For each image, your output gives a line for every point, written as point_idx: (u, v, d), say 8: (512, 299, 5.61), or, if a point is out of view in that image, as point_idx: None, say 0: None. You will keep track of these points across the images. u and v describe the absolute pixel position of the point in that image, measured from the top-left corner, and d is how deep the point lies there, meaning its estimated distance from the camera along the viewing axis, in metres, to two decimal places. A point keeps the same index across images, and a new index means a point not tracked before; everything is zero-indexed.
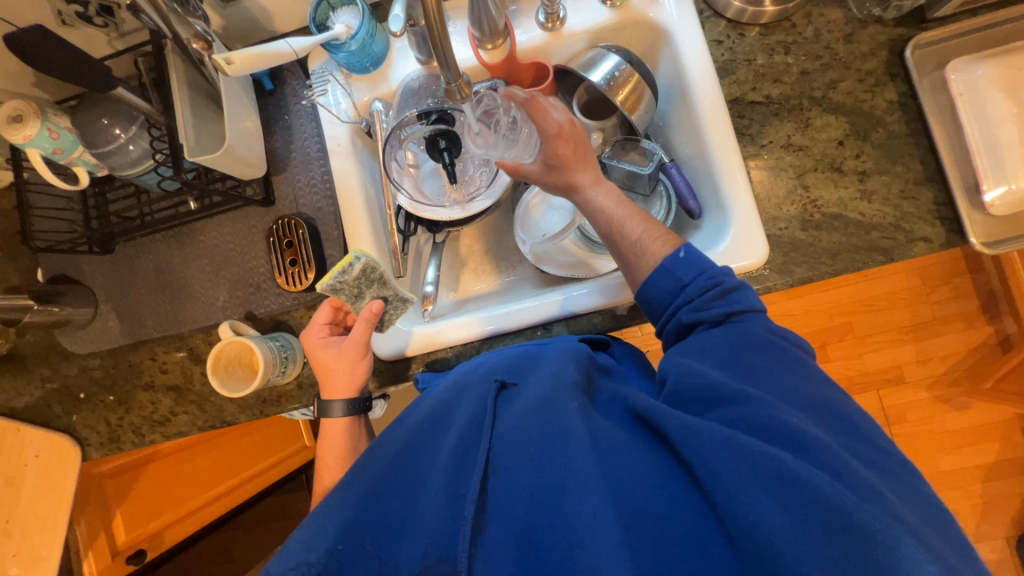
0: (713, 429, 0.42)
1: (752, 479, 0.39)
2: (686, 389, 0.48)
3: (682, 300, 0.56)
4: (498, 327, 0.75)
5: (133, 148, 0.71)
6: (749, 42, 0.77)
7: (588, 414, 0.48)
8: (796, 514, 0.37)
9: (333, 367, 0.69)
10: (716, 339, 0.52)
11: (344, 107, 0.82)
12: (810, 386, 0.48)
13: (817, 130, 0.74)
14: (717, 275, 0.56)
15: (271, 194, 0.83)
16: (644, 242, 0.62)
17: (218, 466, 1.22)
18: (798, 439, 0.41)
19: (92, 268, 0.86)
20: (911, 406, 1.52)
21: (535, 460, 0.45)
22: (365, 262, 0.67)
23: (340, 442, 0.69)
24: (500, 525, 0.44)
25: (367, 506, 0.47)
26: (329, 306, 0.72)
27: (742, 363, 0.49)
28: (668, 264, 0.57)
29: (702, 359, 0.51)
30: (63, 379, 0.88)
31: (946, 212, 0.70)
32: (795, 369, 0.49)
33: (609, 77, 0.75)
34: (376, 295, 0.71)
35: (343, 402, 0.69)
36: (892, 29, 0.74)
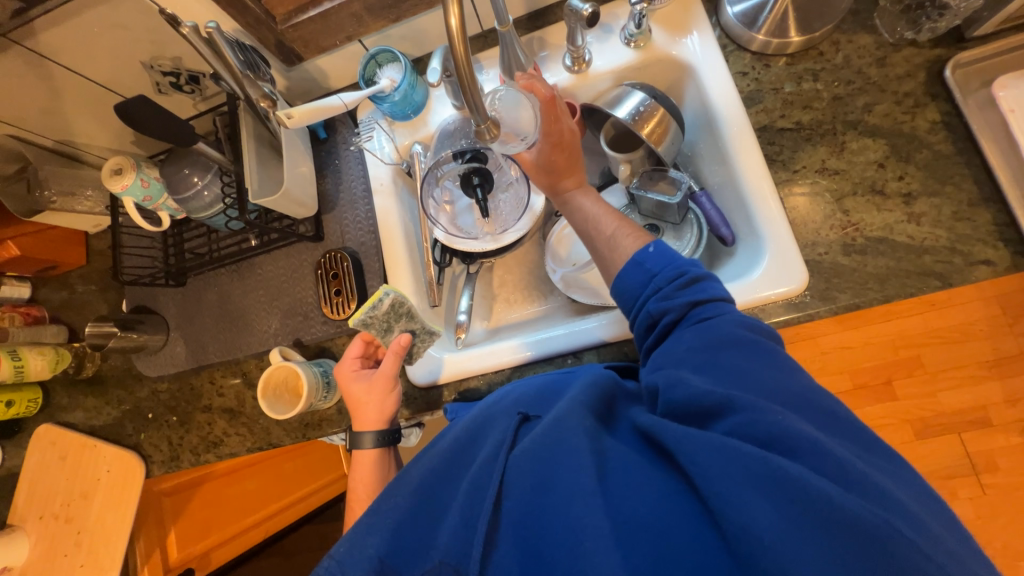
0: (706, 436, 0.41)
1: (750, 486, 0.38)
2: (676, 400, 0.46)
3: (651, 291, 0.56)
4: (527, 355, 0.76)
5: (207, 193, 0.81)
6: (775, 72, 0.77)
7: (597, 434, 0.48)
8: (791, 518, 0.36)
9: (364, 400, 0.72)
10: (688, 337, 0.51)
11: (388, 150, 0.90)
12: (789, 378, 0.46)
13: (853, 153, 0.72)
14: (682, 266, 0.56)
15: (321, 231, 0.90)
16: (617, 237, 0.64)
17: (264, 488, 1.27)
18: (804, 447, 0.39)
19: (166, 300, 0.96)
20: (1002, 453, 1.35)
21: (539, 478, 0.45)
22: (393, 297, 0.71)
23: (370, 472, 0.70)
24: (512, 543, 0.44)
25: (392, 542, 0.47)
26: (360, 340, 0.76)
27: (718, 364, 0.47)
28: (637, 257, 0.58)
29: (680, 366, 0.49)
30: (135, 400, 0.97)
31: (1009, 233, 0.65)
32: (771, 364, 0.47)
33: (634, 112, 0.78)
34: (405, 328, 0.74)
35: (373, 434, 0.71)
36: (929, 50, 0.72)
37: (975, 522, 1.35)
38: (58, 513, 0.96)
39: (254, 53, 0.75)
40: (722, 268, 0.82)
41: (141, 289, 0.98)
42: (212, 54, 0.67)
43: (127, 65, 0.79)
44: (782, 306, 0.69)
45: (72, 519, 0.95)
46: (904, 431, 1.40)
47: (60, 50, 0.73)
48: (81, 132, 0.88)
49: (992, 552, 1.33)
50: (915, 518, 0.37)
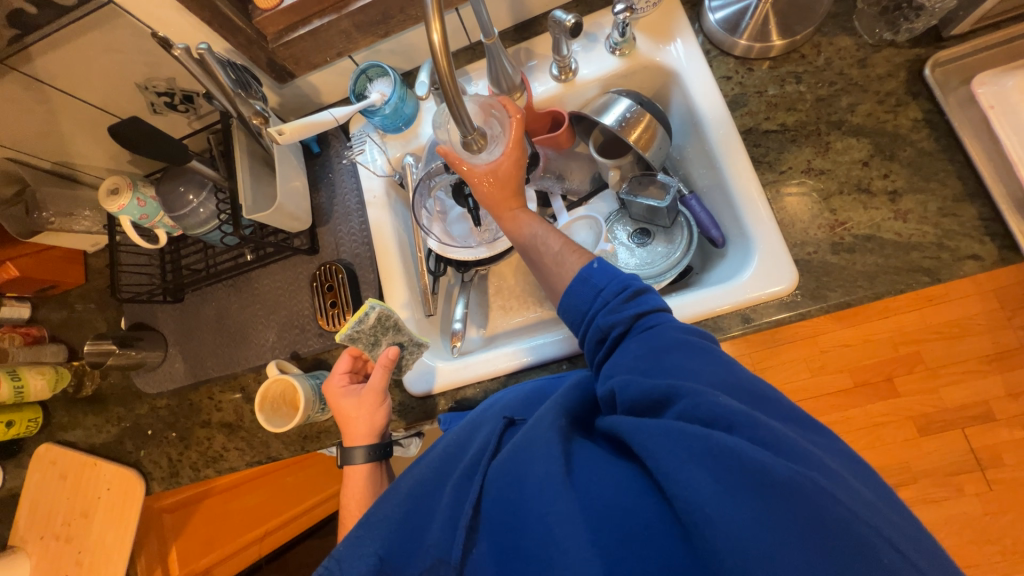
0: (654, 422, 0.43)
1: (695, 463, 0.39)
2: (632, 395, 0.48)
3: (600, 305, 0.57)
4: (523, 361, 0.77)
5: (202, 210, 0.82)
6: (759, 75, 0.79)
7: (565, 433, 0.49)
8: (733, 489, 0.37)
9: (354, 416, 0.72)
10: (633, 348, 0.52)
11: (380, 162, 0.91)
12: (734, 371, 0.47)
13: (838, 153, 0.73)
14: (626, 280, 0.57)
15: (316, 244, 0.91)
16: (563, 254, 0.66)
17: (265, 503, 1.28)
18: (741, 419, 0.41)
19: (164, 316, 0.97)
20: (1006, 447, 1.34)
21: (510, 476, 0.45)
22: (379, 311, 0.71)
23: (361, 487, 0.70)
24: (491, 541, 0.44)
25: (388, 538, 0.48)
26: (347, 355, 0.77)
27: (661, 366, 0.48)
28: (583, 273, 0.59)
29: (631, 370, 0.50)
30: (135, 417, 0.97)
31: (995, 227, 0.65)
32: (713, 363, 0.47)
33: (620, 119, 0.79)
34: (392, 341, 0.75)
35: (364, 449, 0.71)
36: (909, 50, 0.73)
37: (983, 518, 1.34)
38: (58, 533, 0.96)
39: (246, 72, 0.76)
40: (713, 269, 0.83)
41: (140, 306, 0.99)
42: (204, 74, 0.69)
43: (123, 87, 0.81)
44: (772, 307, 0.70)
45: (73, 538, 0.95)
46: (907, 427, 1.40)
47: (55, 74, 0.74)
48: (79, 153, 0.89)
49: (1001, 547, 1.32)
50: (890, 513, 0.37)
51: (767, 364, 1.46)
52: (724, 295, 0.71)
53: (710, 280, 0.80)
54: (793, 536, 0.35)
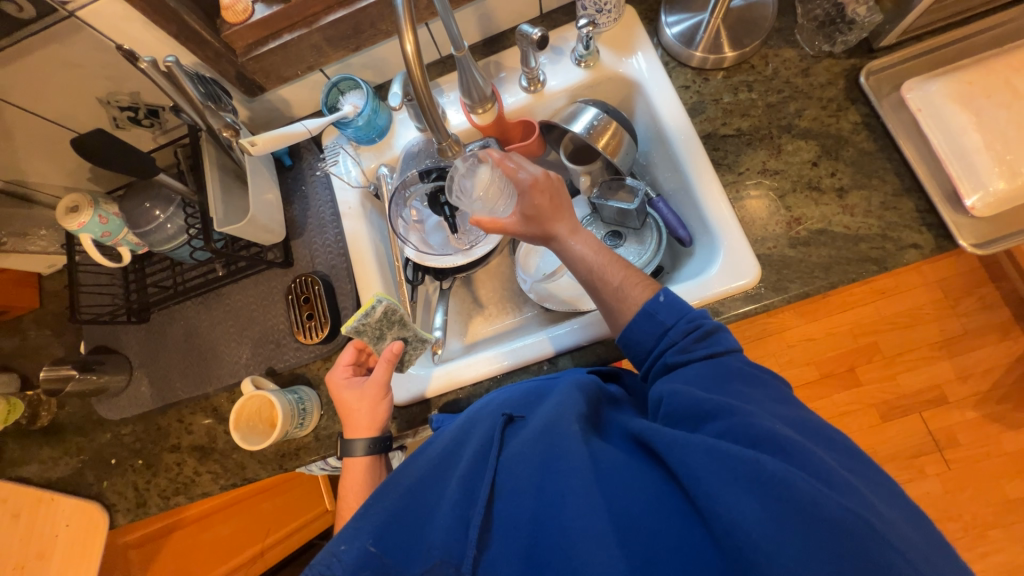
0: (695, 439, 0.44)
1: (738, 485, 0.41)
2: (675, 409, 0.50)
3: (667, 343, 0.58)
4: (504, 364, 0.78)
5: (169, 225, 0.80)
6: (714, 84, 0.84)
7: (587, 437, 0.50)
8: (772, 510, 0.39)
9: (355, 407, 0.71)
10: (694, 370, 0.54)
11: (354, 174, 0.92)
12: (787, 406, 0.50)
13: (790, 154, 0.78)
14: (697, 319, 0.58)
15: (291, 257, 0.90)
16: (625, 288, 0.64)
17: (240, 532, 1.21)
18: (777, 443, 0.43)
19: (129, 337, 0.93)
20: (960, 427, 1.43)
21: (533, 481, 0.47)
22: (386, 305, 0.72)
23: (361, 479, 0.69)
24: (502, 541, 0.45)
25: (382, 533, 0.48)
26: (351, 348, 0.76)
27: (723, 388, 0.51)
28: (649, 308, 0.60)
29: (691, 382, 0.52)
30: (97, 447, 0.92)
31: (930, 219, 0.72)
32: (770, 394, 0.51)
33: (589, 127, 0.82)
34: (398, 336, 0.76)
35: (364, 441, 0.70)
36: (846, 60, 0.80)
37: (944, 497, 1.41)
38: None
39: (215, 85, 0.75)
40: (681, 267, 0.86)
41: (100, 329, 0.94)
42: (171, 86, 0.68)
43: (82, 100, 0.78)
44: (739, 298, 0.73)
45: None
46: (871, 415, 1.47)
47: (10, 89, 0.72)
48: (33, 171, 0.85)
49: (963, 523, 1.39)
50: (869, 503, 0.40)
51: None
52: (691, 291, 0.74)
53: (680, 277, 0.84)
54: (821, 556, 0.37)
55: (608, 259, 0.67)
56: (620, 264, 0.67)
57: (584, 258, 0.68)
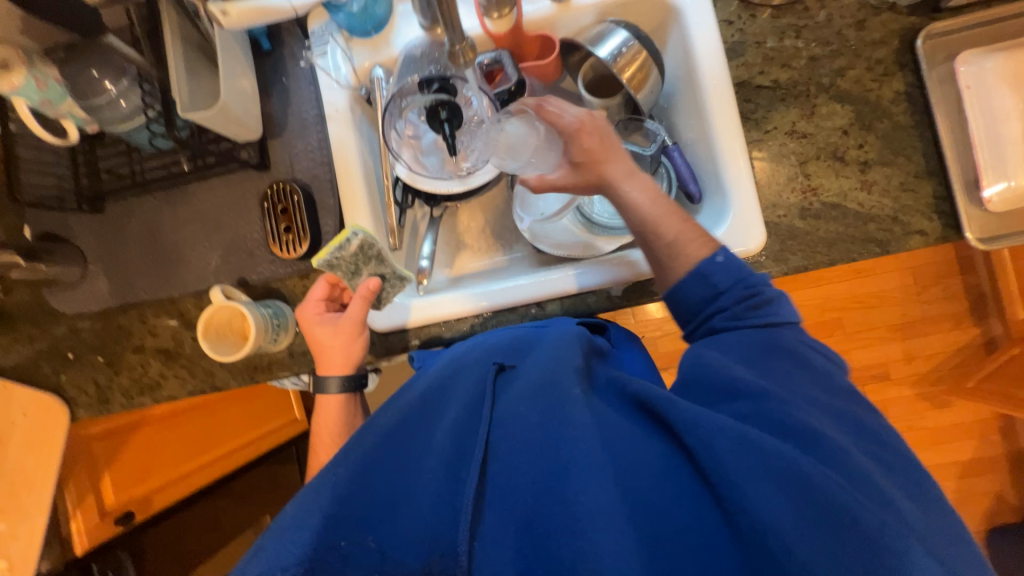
0: (725, 425, 0.43)
1: (763, 474, 0.40)
2: (708, 386, 0.51)
3: (716, 308, 0.57)
4: (481, 306, 0.75)
5: (123, 103, 0.70)
6: (760, 24, 0.75)
7: (588, 400, 0.50)
8: (796, 505, 0.39)
9: (330, 344, 0.72)
10: (741, 335, 0.54)
11: (344, 72, 0.80)
12: (833, 397, 0.50)
13: (822, 118, 0.73)
14: (754, 286, 0.56)
15: (267, 158, 0.81)
16: (681, 243, 0.60)
17: (207, 433, 1.22)
18: (809, 437, 0.44)
19: (81, 227, 0.84)
20: (895, 402, 1.56)
21: (537, 444, 0.47)
22: (361, 238, 0.71)
23: (336, 412, 0.73)
24: (499, 507, 0.45)
25: (365, 478, 0.47)
26: (324, 282, 0.74)
27: (767, 364, 0.51)
28: (703, 269, 0.57)
29: (726, 353, 0.53)
30: (51, 339, 0.87)
31: (945, 207, 0.70)
32: (818, 379, 0.51)
33: (616, 53, 0.74)
34: (374, 272, 0.73)
35: (338, 378, 0.72)
36: (907, 16, 0.72)
37: None
38: None
39: None
40: None
41: (45, 214, 0.85)
42: None
43: None
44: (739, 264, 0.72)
45: None
46: None
47: None
48: None
49: None
50: (891, 505, 0.41)
51: None
52: None
53: None
54: (842, 555, 0.38)
55: (667, 209, 0.62)
56: (627, 211, 0.63)
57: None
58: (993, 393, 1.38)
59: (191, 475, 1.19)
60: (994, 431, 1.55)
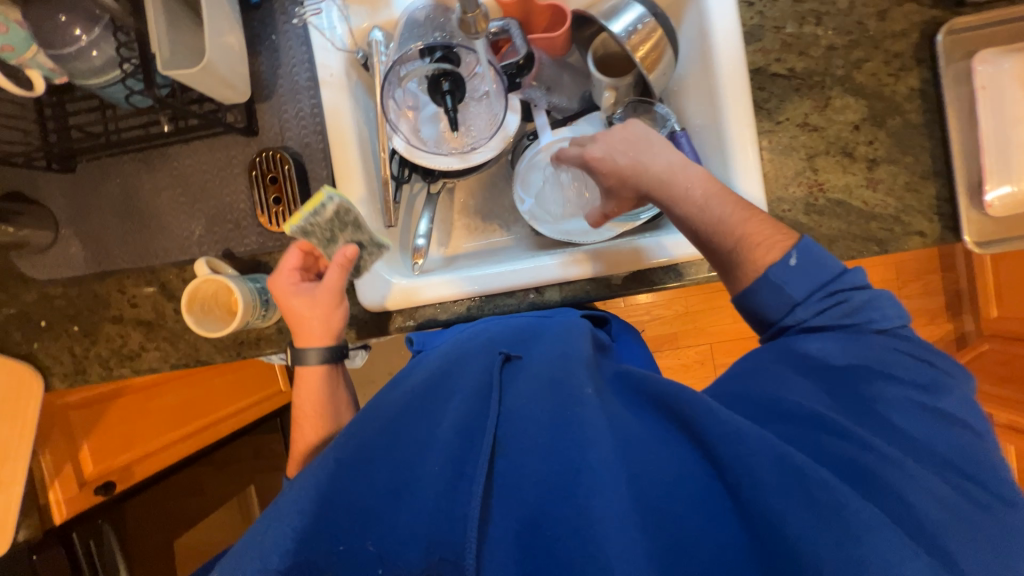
0: (767, 447, 0.44)
1: (786, 481, 0.43)
2: (762, 402, 0.51)
3: (794, 320, 0.55)
4: (464, 289, 0.73)
5: (96, 55, 0.64)
6: (781, 7, 0.72)
7: (600, 398, 0.51)
8: (831, 531, 0.40)
9: (307, 314, 0.67)
10: (823, 347, 0.52)
11: (340, 32, 0.75)
12: (911, 417, 0.48)
13: (835, 111, 0.71)
14: (839, 296, 0.54)
15: (255, 124, 0.76)
16: (741, 251, 0.58)
17: (190, 404, 1.20)
18: (853, 464, 0.44)
19: (50, 187, 0.79)
20: None
21: (553, 444, 0.47)
22: (337, 203, 0.65)
23: (318, 389, 0.67)
24: (506, 504, 0.45)
25: (365, 464, 0.48)
26: (296, 250, 0.68)
27: (837, 378, 0.50)
28: (777, 279, 0.55)
29: (795, 367, 0.52)
30: (22, 305, 0.82)
31: (945, 209, 0.70)
32: (900, 395, 0.49)
33: (630, 29, 0.70)
34: (351, 240, 0.68)
35: (318, 350, 0.67)
36: (928, 9, 0.70)
37: None
38: None
39: None
40: None
41: (11, 171, 0.79)
42: None
43: None
44: None
45: None
46: None
47: None
48: None
49: None
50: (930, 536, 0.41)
51: (695, 308, 1.57)
52: None
53: None
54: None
55: (719, 211, 0.60)
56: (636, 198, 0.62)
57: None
58: None
59: (172, 447, 1.17)
60: None
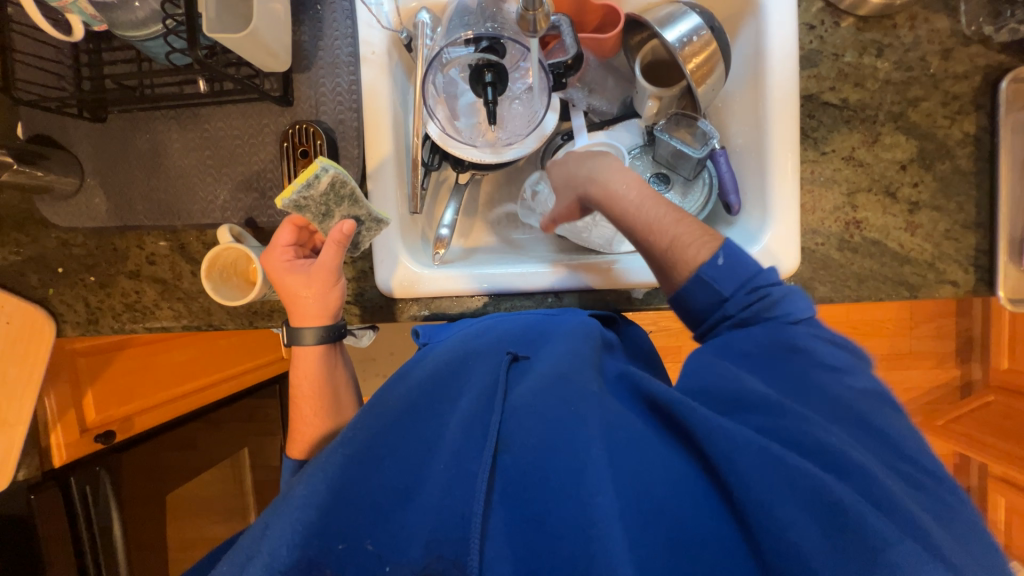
0: (750, 442, 0.44)
1: (788, 492, 0.41)
2: (740, 398, 0.49)
3: (722, 316, 0.57)
4: (479, 288, 0.73)
5: (139, 6, 0.63)
6: (843, 34, 0.70)
7: (601, 397, 0.51)
8: (829, 537, 0.40)
9: (302, 293, 0.65)
10: (751, 341, 0.54)
11: (386, 10, 0.74)
12: (849, 395, 0.50)
13: (883, 148, 0.69)
14: (762, 288, 0.56)
15: (291, 94, 0.75)
16: (676, 250, 0.59)
17: (194, 362, 1.22)
18: (832, 458, 0.44)
19: (79, 134, 0.78)
20: None
21: (550, 439, 0.47)
22: (333, 175, 0.62)
23: (317, 368, 0.66)
24: (507, 501, 0.45)
25: (372, 458, 0.48)
26: (289, 226, 0.65)
27: (781, 369, 0.52)
28: (709, 275, 0.56)
29: (739, 362, 0.53)
30: (41, 249, 0.82)
31: (982, 260, 0.69)
32: (839, 377, 0.51)
33: (684, 40, 0.68)
34: (347, 215, 0.66)
35: (315, 329, 0.66)
36: (995, 54, 0.68)
37: None
38: None
39: None
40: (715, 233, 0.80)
41: (41, 115, 0.78)
42: None
43: None
44: None
45: None
46: None
47: None
48: None
49: None
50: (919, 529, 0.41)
51: None
52: None
53: None
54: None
55: None
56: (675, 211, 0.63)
57: (630, 180, 0.63)
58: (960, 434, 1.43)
59: (172, 403, 1.18)
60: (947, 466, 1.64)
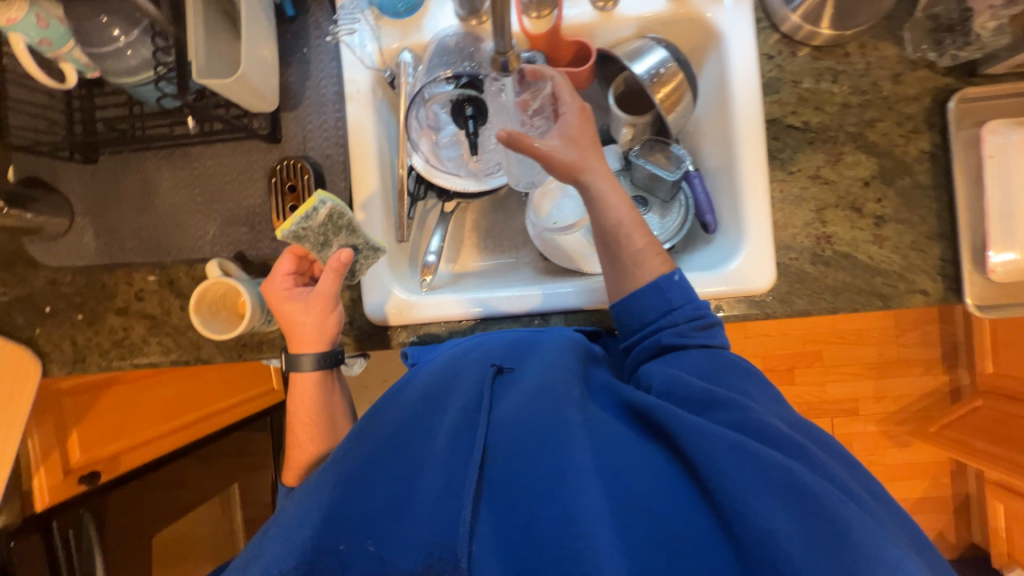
0: (721, 436, 0.45)
1: (762, 486, 0.42)
2: (685, 395, 0.53)
3: (668, 323, 0.61)
4: (472, 312, 0.75)
5: (131, 55, 0.66)
6: (799, 62, 0.74)
7: (585, 405, 0.53)
8: (804, 527, 0.40)
9: (301, 319, 0.65)
10: (692, 359, 0.59)
11: (370, 51, 0.77)
12: (774, 403, 0.55)
13: (846, 166, 0.73)
14: (699, 306, 0.62)
15: (278, 131, 0.78)
16: (645, 255, 0.65)
17: (182, 398, 1.19)
18: (798, 447, 0.47)
19: (71, 175, 0.80)
20: (860, 436, 1.61)
21: (534, 447, 0.48)
22: (331, 206, 0.63)
23: (314, 395, 0.67)
24: (493, 511, 0.44)
25: (361, 476, 0.48)
26: (290, 255, 0.67)
27: (725, 379, 0.56)
28: (661, 283, 0.62)
29: (688, 369, 0.57)
30: (29, 288, 0.82)
31: (949, 269, 0.71)
32: (760, 386, 0.57)
33: (652, 72, 0.73)
34: (344, 244, 0.67)
35: (313, 355, 0.66)
36: (941, 77, 0.72)
37: None
38: None
39: None
40: (694, 252, 0.82)
41: (33, 158, 0.80)
42: None
43: None
44: (744, 300, 0.73)
45: None
46: None
47: None
48: None
49: None
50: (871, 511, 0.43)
51: None
52: (712, 280, 0.71)
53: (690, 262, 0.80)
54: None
55: None
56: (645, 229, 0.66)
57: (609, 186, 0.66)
58: (953, 440, 1.44)
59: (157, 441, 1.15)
60: (945, 474, 1.63)
